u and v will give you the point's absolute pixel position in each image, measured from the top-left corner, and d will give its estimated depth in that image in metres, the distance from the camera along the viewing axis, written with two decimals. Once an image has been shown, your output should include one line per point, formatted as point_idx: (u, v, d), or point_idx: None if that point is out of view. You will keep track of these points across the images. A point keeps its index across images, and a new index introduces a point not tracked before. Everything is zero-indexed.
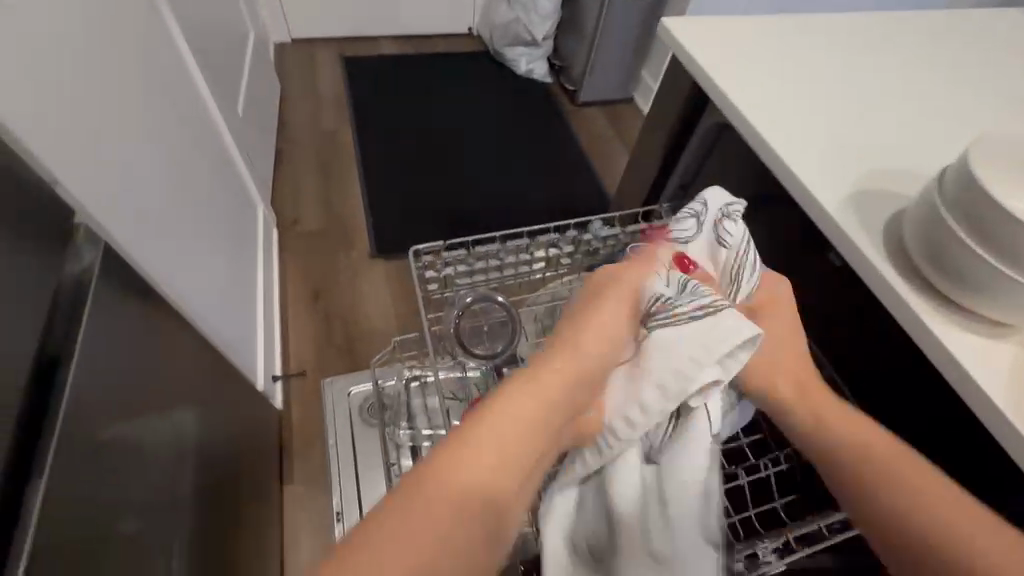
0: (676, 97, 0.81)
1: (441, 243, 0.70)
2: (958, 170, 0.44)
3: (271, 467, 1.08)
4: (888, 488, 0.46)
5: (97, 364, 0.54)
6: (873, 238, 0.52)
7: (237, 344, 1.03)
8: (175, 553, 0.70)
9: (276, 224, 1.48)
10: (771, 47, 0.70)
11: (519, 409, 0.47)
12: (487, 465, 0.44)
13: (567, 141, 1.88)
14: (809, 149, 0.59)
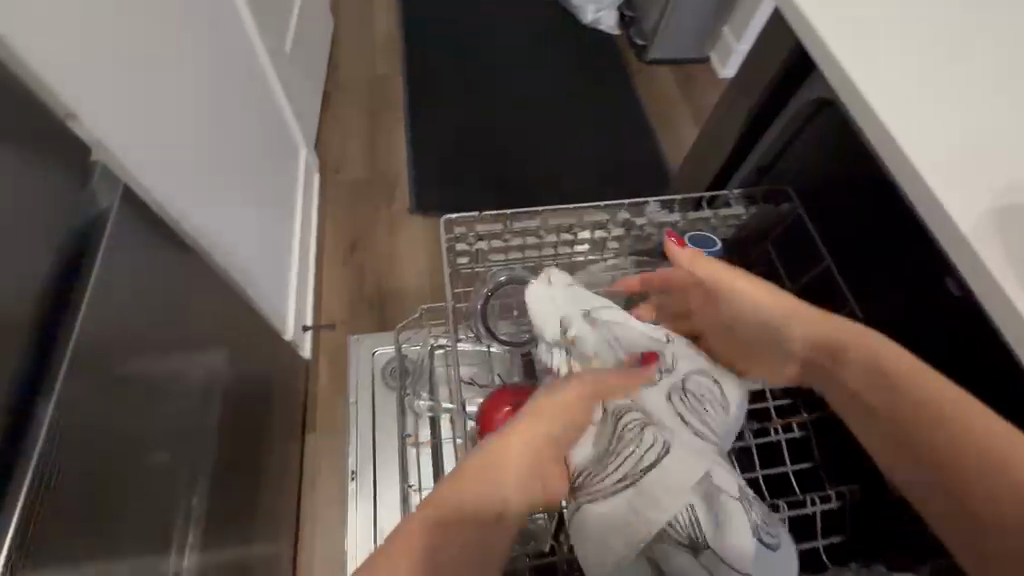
0: (769, 63, 0.68)
1: (476, 214, 0.64)
2: None
3: (294, 414, 1.09)
4: (903, 423, 0.45)
5: (112, 312, 0.52)
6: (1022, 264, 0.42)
7: (268, 291, 1.03)
8: (198, 492, 0.72)
9: (318, 170, 1.45)
10: (906, 5, 0.56)
11: (533, 433, 0.47)
12: (502, 469, 0.45)
13: (629, 103, 1.72)
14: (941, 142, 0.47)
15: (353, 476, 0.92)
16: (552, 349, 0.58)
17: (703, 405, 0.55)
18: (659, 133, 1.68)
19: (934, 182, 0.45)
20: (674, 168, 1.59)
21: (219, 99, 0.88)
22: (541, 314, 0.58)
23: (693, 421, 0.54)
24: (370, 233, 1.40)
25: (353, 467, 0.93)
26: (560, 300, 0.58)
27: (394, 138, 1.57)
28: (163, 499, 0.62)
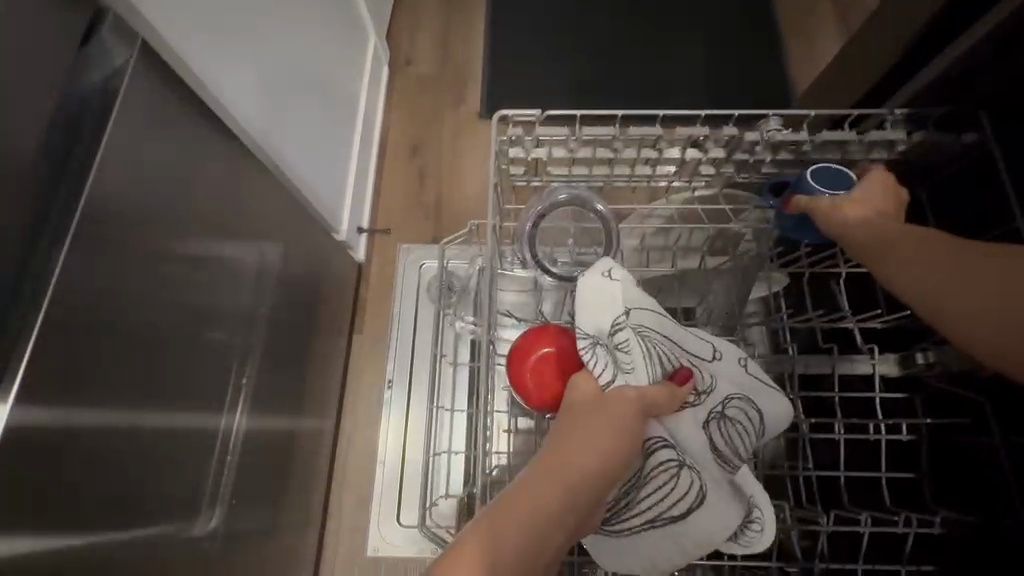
0: None
1: (539, 111, 0.51)
2: None
3: (341, 315, 1.09)
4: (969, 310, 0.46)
5: (130, 184, 0.48)
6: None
7: (321, 187, 0.98)
8: (246, 373, 0.72)
9: (387, 61, 1.33)
10: None
11: (586, 457, 0.42)
12: (560, 495, 0.41)
13: (757, 1, 1.40)
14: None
15: (388, 384, 0.91)
16: (598, 349, 0.50)
17: (735, 428, 0.53)
18: (789, 42, 1.36)
19: None
20: (798, 88, 1.31)
21: None
22: (588, 312, 0.52)
23: (724, 452, 0.52)
24: (435, 134, 1.30)
25: (389, 375, 0.91)
26: (607, 297, 0.53)
27: (473, 30, 1.40)
28: (209, 379, 0.63)
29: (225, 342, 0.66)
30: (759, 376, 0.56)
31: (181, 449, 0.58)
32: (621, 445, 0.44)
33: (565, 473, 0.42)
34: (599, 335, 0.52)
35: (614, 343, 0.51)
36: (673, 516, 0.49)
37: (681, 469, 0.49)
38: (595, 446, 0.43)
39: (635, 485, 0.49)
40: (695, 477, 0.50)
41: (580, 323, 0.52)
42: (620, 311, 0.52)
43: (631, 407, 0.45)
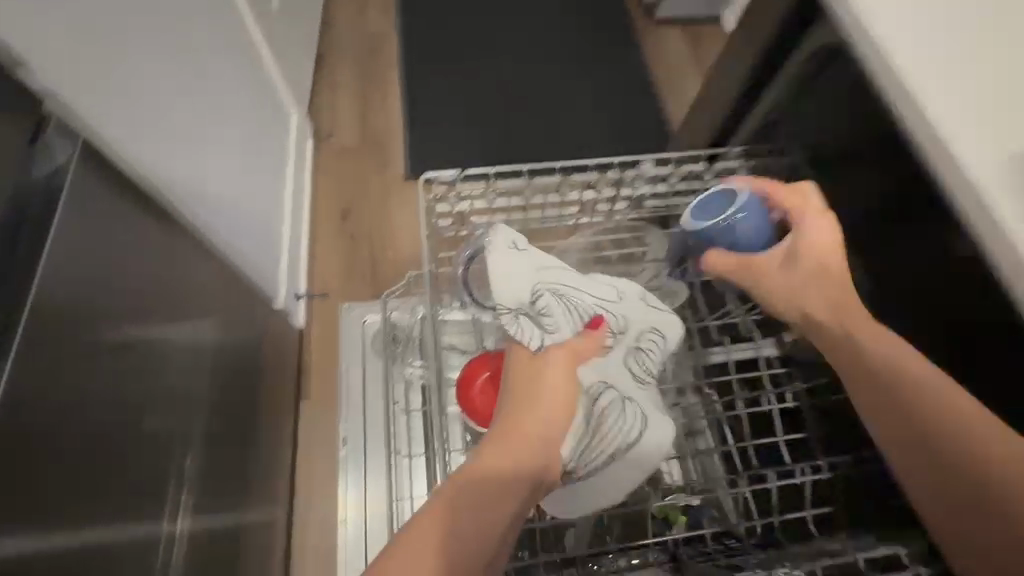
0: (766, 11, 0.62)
1: (456, 171, 0.59)
2: None
3: (287, 382, 1.09)
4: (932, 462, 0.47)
5: (74, 280, 0.51)
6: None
7: (256, 259, 1.01)
8: (191, 453, 0.72)
9: (311, 136, 1.41)
10: None
11: (532, 418, 0.49)
12: (515, 457, 0.48)
13: (633, 62, 1.63)
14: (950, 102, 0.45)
15: (343, 440, 0.91)
16: (520, 319, 0.54)
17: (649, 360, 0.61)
18: (665, 93, 1.59)
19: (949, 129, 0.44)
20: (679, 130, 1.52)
21: (203, 60, 0.85)
22: (509, 288, 0.57)
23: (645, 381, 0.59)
24: (363, 199, 1.37)
25: (343, 433, 0.92)
26: (521, 269, 0.58)
27: (389, 104, 1.52)
28: (154, 464, 0.63)
29: (169, 424, 0.66)
30: (656, 304, 0.63)
31: (128, 541, 0.57)
32: (562, 402, 0.51)
33: (516, 437, 0.48)
34: (522, 306, 0.56)
35: (538, 310, 0.56)
36: (624, 445, 0.54)
37: (624, 400, 0.55)
38: (542, 400, 0.50)
39: (591, 425, 0.54)
40: (637, 405, 0.56)
41: (503, 299, 0.56)
42: (537, 280, 0.58)
43: (562, 362, 0.52)
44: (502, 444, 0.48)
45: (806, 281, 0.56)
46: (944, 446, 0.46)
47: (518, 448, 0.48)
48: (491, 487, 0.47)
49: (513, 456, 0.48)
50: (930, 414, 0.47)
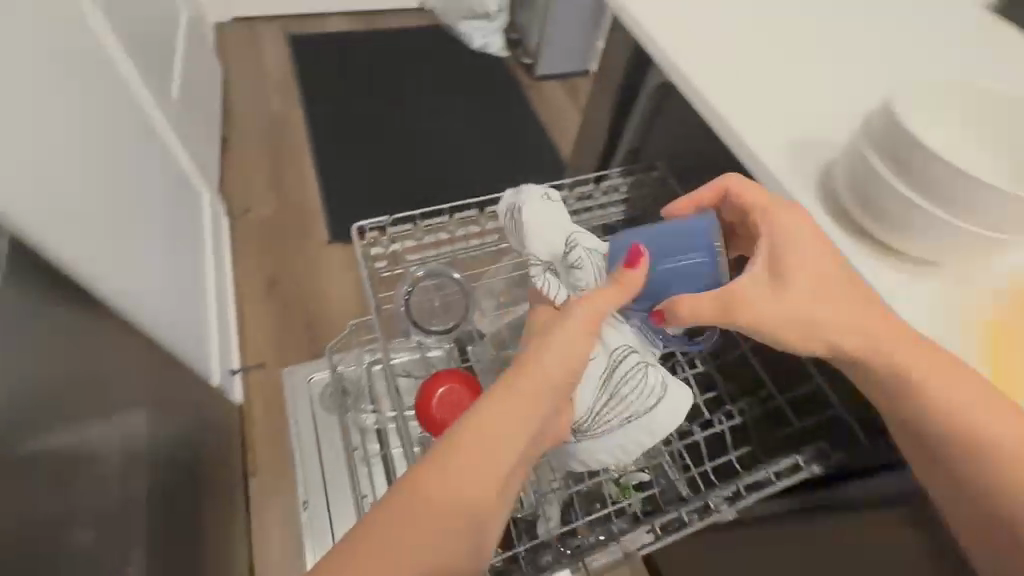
0: (609, 64, 0.76)
1: (386, 216, 0.66)
2: (886, 122, 0.44)
3: (232, 461, 1.05)
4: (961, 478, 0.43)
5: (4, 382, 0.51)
6: (810, 174, 0.50)
7: (185, 341, 0.99)
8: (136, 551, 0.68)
9: (225, 213, 1.42)
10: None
11: (537, 386, 0.44)
12: (517, 427, 0.43)
13: (525, 114, 1.82)
14: (734, 87, 0.54)
15: (303, 504, 0.89)
16: (549, 275, 0.54)
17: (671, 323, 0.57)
18: (557, 138, 1.78)
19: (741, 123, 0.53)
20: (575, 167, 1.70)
21: (110, 155, 0.86)
22: (540, 241, 0.56)
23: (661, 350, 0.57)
24: (289, 268, 1.38)
25: (302, 497, 0.90)
26: (552, 218, 0.56)
27: (303, 174, 1.57)
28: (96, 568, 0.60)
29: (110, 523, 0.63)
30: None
31: None
32: (564, 374, 0.45)
33: (518, 408, 0.43)
34: (551, 260, 0.55)
35: (568, 264, 0.54)
36: (638, 411, 0.52)
37: (647, 366, 0.53)
38: (550, 366, 0.45)
39: (609, 382, 0.52)
40: (660, 374, 0.53)
41: (535, 250, 0.55)
42: (569, 235, 0.56)
43: (579, 326, 0.46)
44: (504, 413, 0.43)
45: (811, 300, 0.45)
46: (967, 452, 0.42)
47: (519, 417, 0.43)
48: (488, 461, 0.41)
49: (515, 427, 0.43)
50: (950, 421, 0.42)
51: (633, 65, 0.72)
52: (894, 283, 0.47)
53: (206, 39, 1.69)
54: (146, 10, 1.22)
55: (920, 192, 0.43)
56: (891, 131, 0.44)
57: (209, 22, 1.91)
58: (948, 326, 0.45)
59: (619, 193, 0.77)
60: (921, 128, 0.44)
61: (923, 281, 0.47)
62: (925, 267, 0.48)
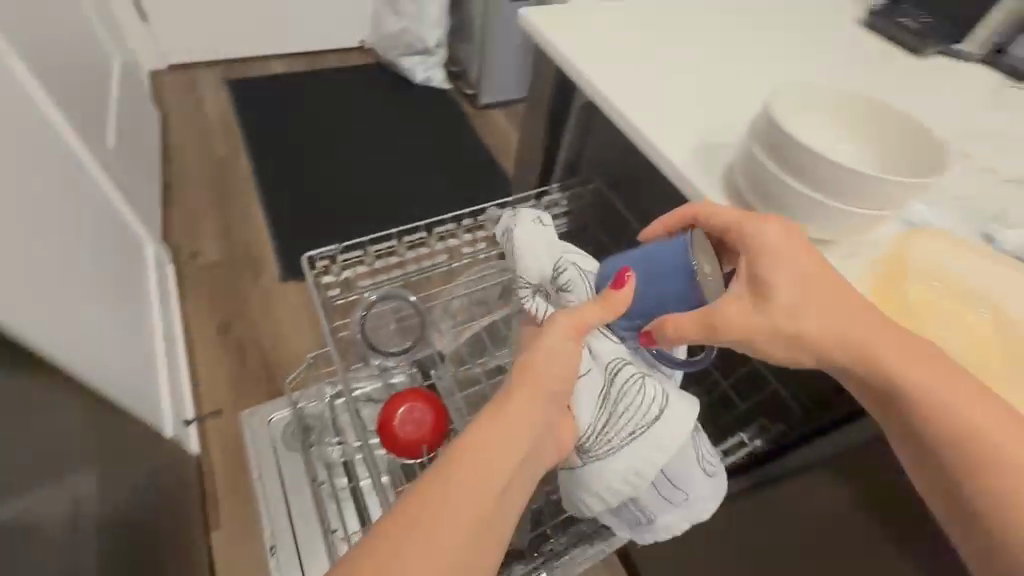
0: (538, 89, 0.81)
1: (335, 245, 0.67)
2: (767, 122, 0.46)
3: (193, 516, 0.99)
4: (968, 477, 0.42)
5: None
6: (715, 170, 0.53)
7: (134, 393, 0.95)
8: None
9: (170, 260, 1.38)
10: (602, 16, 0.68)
11: (536, 391, 0.44)
12: (520, 432, 0.42)
13: (472, 141, 1.88)
14: (642, 99, 0.59)
15: (272, 551, 0.86)
16: (537, 297, 0.57)
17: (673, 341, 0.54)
18: (505, 161, 1.84)
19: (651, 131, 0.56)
20: None
21: (43, 208, 0.84)
22: (528, 262, 0.58)
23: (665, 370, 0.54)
24: (242, 311, 1.34)
25: (269, 543, 0.86)
26: (541, 240, 0.59)
27: (252, 215, 1.55)
28: None
29: None
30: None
31: None
32: (562, 378, 0.45)
33: (519, 412, 0.42)
34: (541, 282, 0.58)
35: (557, 283, 0.56)
36: (642, 425, 0.48)
37: (644, 376, 0.49)
38: (548, 369, 0.44)
39: (607, 398, 0.49)
40: (659, 385, 0.50)
41: (525, 271, 0.58)
42: (557, 254, 0.58)
43: (574, 330, 0.46)
44: (507, 418, 0.42)
45: (795, 311, 0.45)
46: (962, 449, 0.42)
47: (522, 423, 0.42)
48: (491, 467, 0.40)
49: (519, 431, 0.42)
50: (948, 420, 0.42)
51: (560, 89, 0.77)
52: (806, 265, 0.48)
53: (142, 88, 1.68)
54: (76, 62, 1.20)
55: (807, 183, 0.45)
56: (772, 126, 0.46)
57: (145, 71, 1.89)
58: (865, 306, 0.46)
59: (562, 206, 0.80)
60: (796, 121, 0.47)
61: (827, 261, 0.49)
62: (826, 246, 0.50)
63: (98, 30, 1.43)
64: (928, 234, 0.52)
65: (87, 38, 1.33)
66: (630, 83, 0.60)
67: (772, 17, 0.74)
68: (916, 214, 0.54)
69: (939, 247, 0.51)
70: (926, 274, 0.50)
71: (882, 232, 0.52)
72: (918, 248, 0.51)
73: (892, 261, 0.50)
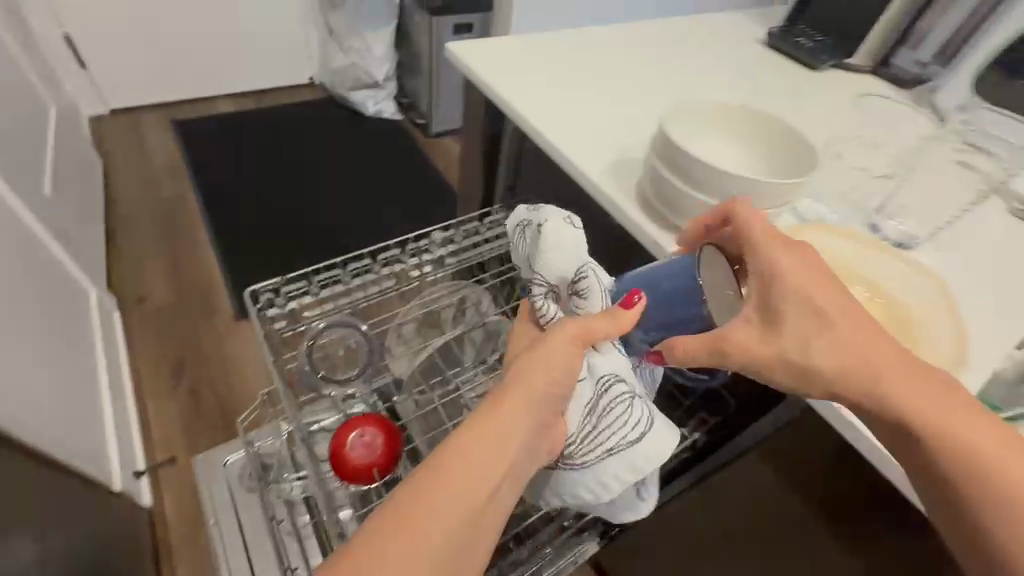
0: (473, 116, 0.85)
1: (279, 277, 0.68)
2: (661, 137, 0.50)
3: (146, 571, 0.95)
4: (993, 522, 0.37)
5: None
6: (629, 186, 0.57)
7: (78, 444, 0.91)
8: None
9: (116, 305, 1.34)
10: (524, 48, 0.73)
11: (529, 402, 0.42)
12: (507, 443, 0.40)
13: (426, 170, 1.92)
14: (561, 120, 0.63)
15: None
16: (549, 299, 0.50)
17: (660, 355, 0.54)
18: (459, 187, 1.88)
19: (567, 150, 0.60)
20: None
21: None
22: (547, 258, 0.50)
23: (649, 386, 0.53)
24: (195, 353, 1.31)
25: None
26: (575, 239, 0.50)
27: (203, 255, 1.52)
28: None
29: None
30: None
31: None
32: (554, 387, 0.43)
33: (508, 424, 0.41)
34: (556, 284, 0.51)
35: (574, 289, 0.50)
36: (615, 446, 0.47)
37: (634, 399, 0.48)
38: (542, 378, 0.43)
39: (594, 413, 0.48)
40: (645, 406, 0.49)
41: (543, 268, 0.50)
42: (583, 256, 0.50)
43: (570, 339, 0.44)
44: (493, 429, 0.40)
45: (806, 335, 0.41)
46: (985, 488, 0.37)
47: (510, 434, 0.41)
48: (475, 480, 0.39)
49: (506, 442, 0.40)
50: (971, 457, 0.38)
51: (493, 115, 0.82)
52: None
53: (81, 134, 1.64)
54: (10, 111, 1.18)
55: (699, 189, 0.49)
56: (668, 141, 0.50)
57: (86, 116, 1.86)
58: None
59: (503, 226, 0.84)
60: (689, 137, 0.52)
61: None
62: None
63: (33, 79, 1.41)
64: (818, 228, 0.56)
65: (22, 86, 1.31)
66: (550, 109, 0.64)
67: (680, 42, 0.82)
68: (800, 210, 0.58)
69: (825, 238, 0.55)
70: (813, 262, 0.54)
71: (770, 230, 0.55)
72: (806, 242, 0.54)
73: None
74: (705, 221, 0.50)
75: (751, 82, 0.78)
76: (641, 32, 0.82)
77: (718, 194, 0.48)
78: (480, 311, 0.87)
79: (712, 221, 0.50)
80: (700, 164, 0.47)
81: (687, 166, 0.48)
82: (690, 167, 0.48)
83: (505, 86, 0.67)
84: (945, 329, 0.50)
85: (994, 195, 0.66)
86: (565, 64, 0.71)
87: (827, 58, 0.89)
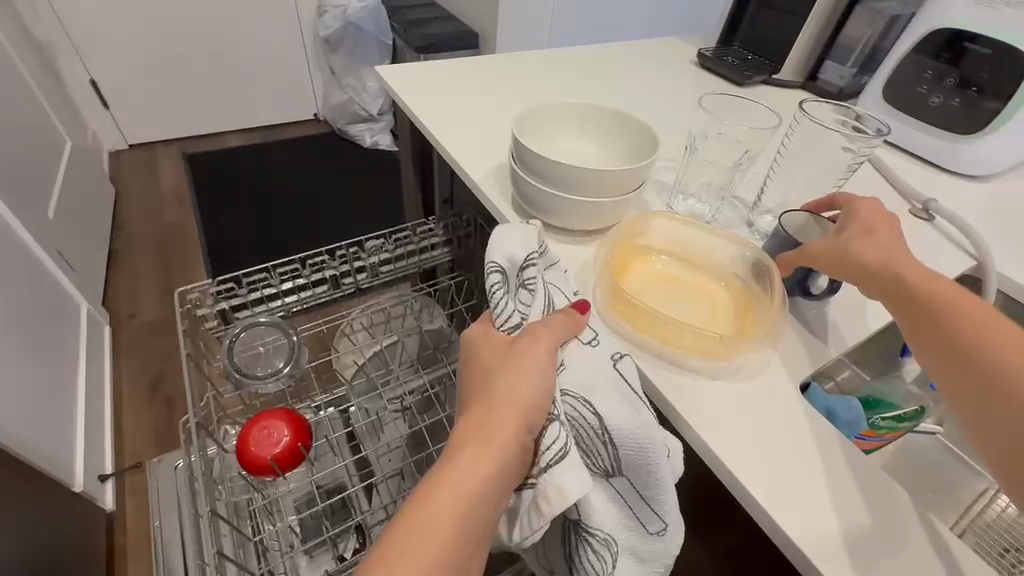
0: (411, 137, 0.91)
1: (207, 279, 0.72)
2: (516, 145, 0.54)
3: (94, 571, 0.97)
4: (1012, 406, 0.37)
5: None
6: (505, 191, 0.61)
7: (47, 441, 0.97)
8: None
9: (107, 320, 1.43)
10: (441, 73, 0.80)
11: (509, 425, 0.40)
12: (489, 468, 0.39)
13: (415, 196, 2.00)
14: (462, 133, 0.69)
15: None
16: (499, 280, 0.48)
17: (614, 400, 0.43)
18: None
19: (460, 158, 0.65)
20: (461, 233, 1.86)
21: None
22: (500, 242, 0.50)
23: (594, 440, 0.43)
24: (175, 366, 1.37)
25: None
26: (522, 235, 0.51)
27: (193, 275, 1.62)
28: None
29: None
30: (628, 377, 0.44)
31: None
32: (533, 408, 0.41)
33: (489, 449, 0.39)
34: (506, 268, 0.49)
35: (519, 281, 0.49)
36: (523, 485, 0.42)
37: (552, 421, 0.42)
38: (520, 400, 0.41)
39: None
40: (563, 432, 0.42)
41: (494, 248, 0.49)
42: (533, 249, 0.51)
43: (543, 355, 0.43)
44: (475, 456, 0.39)
45: (866, 241, 0.47)
46: (998, 373, 0.38)
47: (491, 461, 0.39)
48: (457, 510, 0.37)
49: (486, 469, 0.39)
50: (997, 346, 0.39)
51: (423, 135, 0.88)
52: (561, 252, 0.57)
53: (97, 165, 1.80)
54: (22, 144, 1.31)
55: (550, 183, 0.53)
56: (521, 147, 0.55)
57: (106, 151, 2.03)
58: (591, 283, 0.54)
59: (436, 235, 0.87)
60: (547, 146, 0.61)
61: (582, 248, 0.57)
62: (583, 240, 0.58)
63: (53, 116, 1.56)
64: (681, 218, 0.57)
65: (40, 123, 1.45)
66: (453, 123, 0.70)
67: (598, 67, 0.88)
68: (674, 205, 0.63)
69: (667, 226, 0.57)
70: (657, 253, 0.57)
71: (623, 216, 0.57)
72: (653, 229, 0.57)
73: (626, 248, 0.56)
74: (560, 212, 0.54)
75: (665, 97, 0.82)
76: (563, 59, 0.89)
77: (564, 186, 0.53)
78: (417, 320, 0.89)
79: (564, 211, 0.54)
80: (543, 162, 0.52)
81: (536, 167, 0.53)
82: (541, 168, 0.53)
83: (417, 104, 0.73)
84: (780, 300, 0.51)
85: (890, 199, 0.68)
86: (481, 88, 0.78)
87: (753, 73, 0.91)
